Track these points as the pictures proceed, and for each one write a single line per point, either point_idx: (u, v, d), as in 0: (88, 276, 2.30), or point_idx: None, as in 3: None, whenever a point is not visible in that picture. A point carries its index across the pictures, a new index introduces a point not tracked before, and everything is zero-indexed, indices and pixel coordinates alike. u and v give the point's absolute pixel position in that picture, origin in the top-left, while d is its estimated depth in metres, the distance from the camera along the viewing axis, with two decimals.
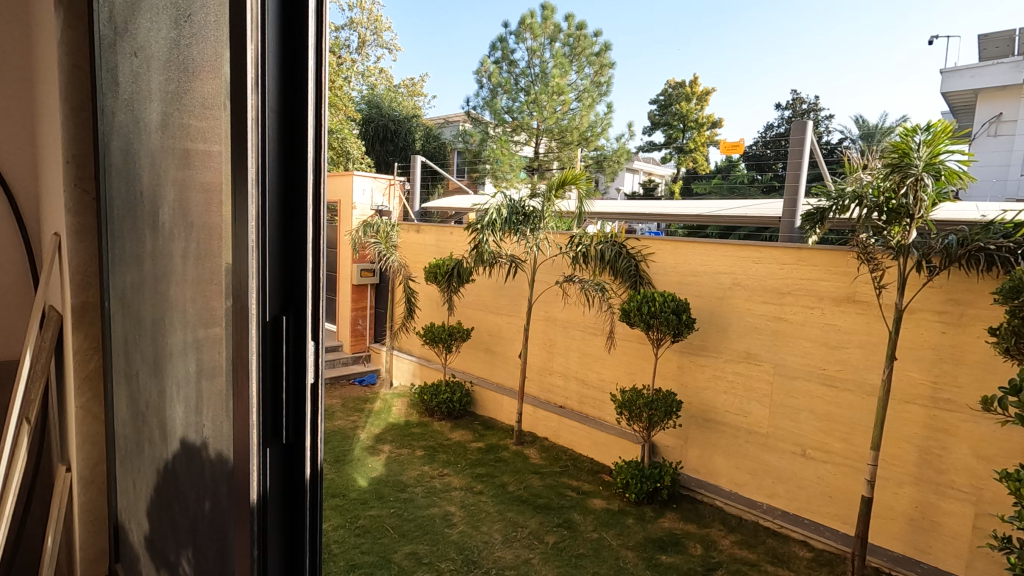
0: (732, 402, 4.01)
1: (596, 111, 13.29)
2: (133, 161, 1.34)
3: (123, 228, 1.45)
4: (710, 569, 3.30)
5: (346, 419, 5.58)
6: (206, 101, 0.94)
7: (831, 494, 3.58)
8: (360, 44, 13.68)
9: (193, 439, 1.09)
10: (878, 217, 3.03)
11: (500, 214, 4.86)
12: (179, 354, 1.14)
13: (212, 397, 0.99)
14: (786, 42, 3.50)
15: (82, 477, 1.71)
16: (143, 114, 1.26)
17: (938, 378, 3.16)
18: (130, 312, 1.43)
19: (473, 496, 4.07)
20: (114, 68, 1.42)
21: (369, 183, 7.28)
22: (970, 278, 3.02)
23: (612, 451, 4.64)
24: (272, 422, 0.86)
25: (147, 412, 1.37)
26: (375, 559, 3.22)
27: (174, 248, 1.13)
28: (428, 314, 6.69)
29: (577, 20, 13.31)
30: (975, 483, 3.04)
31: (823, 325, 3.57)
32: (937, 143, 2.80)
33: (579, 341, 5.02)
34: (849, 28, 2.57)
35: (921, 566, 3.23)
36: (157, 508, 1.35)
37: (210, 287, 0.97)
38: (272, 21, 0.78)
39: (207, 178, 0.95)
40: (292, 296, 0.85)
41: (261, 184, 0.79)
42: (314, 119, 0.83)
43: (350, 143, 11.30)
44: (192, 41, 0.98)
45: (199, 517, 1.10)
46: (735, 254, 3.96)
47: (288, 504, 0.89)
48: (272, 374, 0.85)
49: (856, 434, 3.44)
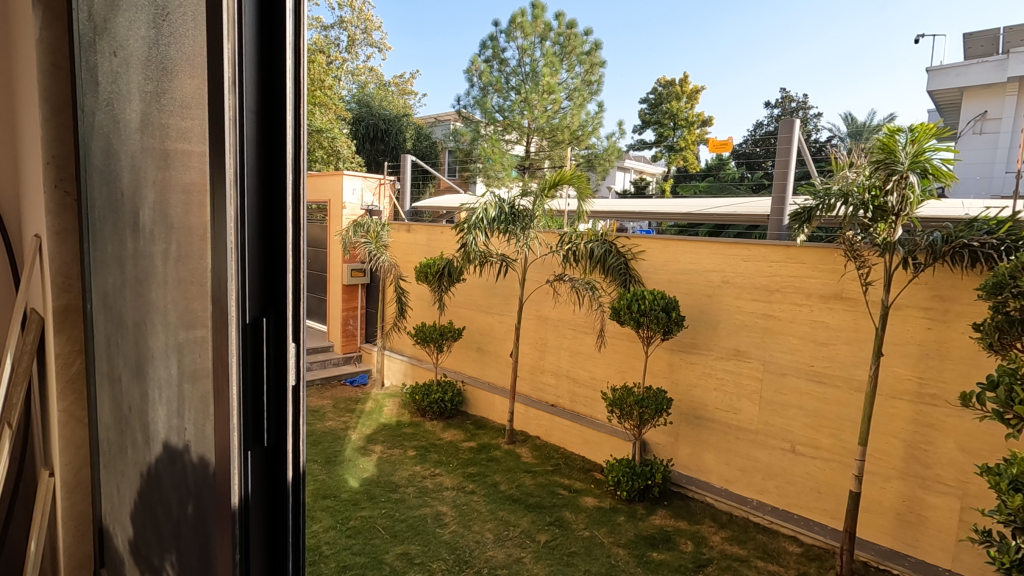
0: (722, 399, 4.04)
1: (586, 109, 13.10)
2: (113, 161, 1.33)
3: (104, 229, 1.43)
4: (702, 565, 3.32)
5: (337, 419, 5.57)
6: (186, 100, 0.92)
7: (820, 489, 3.62)
8: (350, 43, 13.31)
9: (176, 442, 1.09)
10: (864, 214, 3.04)
11: (487, 213, 4.81)
12: (161, 357, 1.13)
13: (194, 401, 0.98)
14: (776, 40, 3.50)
15: (66, 483, 1.69)
16: (123, 114, 1.25)
17: (924, 373, 3.19)
18: (112, 313, 1.42)
19: (465, 496, 4.07)
20: (94, 67, 1.40)
21: (359, 182, 7.24)
22: (954, 274, 3.06)
23: (603, 449, 4.65)
24: (253, 423, 0.85)
25: (129, 415, 1.35)
26: (366, 560, 3.20)
27: (155, 250, 1.12)
28: (420, 314, 6.66)
29: (566, 19, 13.37)
30: (961, 477, 3.08)
31: (811, 322, 3.60)
32: (922, 140, 2.81)
33: (570, 340, 5.04)
34: (836, 27, 2.59)
35: (908, 560, 3.25)
36: (141, 511, 1.34)
37: (191, 289, 0.96)
38: (249, 20, 0.78)
39: (187, 179, 0.94)
40: (273, 296, 0.85)
41: (240, 184, 0.79)
42: (293, 119, 0.82)
43: (340, 142, 11.24)
44: (170, 40, 0.97)
45: (182, 521, 1.09)
46: (724, 252, 3.97)
47: (270, 507, 0.88)
48: (252, 378, 0.84)
49: (844, 430, 3.49)
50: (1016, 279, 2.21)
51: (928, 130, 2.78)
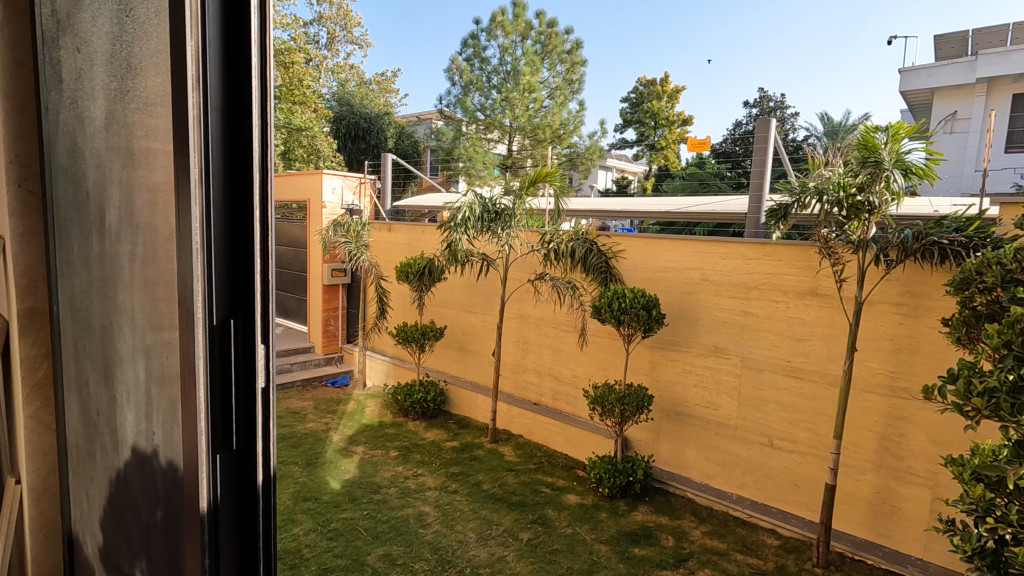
0: (702, 395, 4.09)
1: (568, 108, 13.32)
2: (78, 159, 1.29)
3: (69, 229, 1.38)
4: (682, 560, 3.34)
5: (318, 421, 5.50)
6: (151, 98, 0.91)
7: (798, 482, 3.69)
8: (330, 40, 13.79)
9: (144, 447, 1.07)
10: (839, 212, 3.06)
11: (472, 212, 4.75)
12: (128, 361, 1.10)
13: (162, 404, 0.96)
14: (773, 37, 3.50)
15: (33, 489, 1.61)
16: (88, 112, 1.21)
17: (896, 367, 3.27)
18: (79, 316, 1.38)
19: (447, 496, 4.05)
20: (58, 64, 1.36)
21: (338, 181, 7.17)
22: (924, 270, 3.14)
23: (586, 446, 4.67)
24: (221, 428, 0.84)
25: (97, 419, 1.32)
26: (347, 562, 3.18)
27: (121, 251, 1.09)
28: (402, 314, 6.64)
29: (548, 18, 13.56)
30: (932, 468, 3.17)
31: (788, 318, 3.66)
32: (897, 140, 2.86)
33: (552, 338, 5.06)
34: (816, 28, 2.63)
35: (883, 550, 3.33)
36: (111, 518, 1.31)
37: (158, 291, 0.94)
38: (213, 15, 0.76)
39: (154, 179, 0.92)
40: (241, 297, 0.84)
41: (205, 184, 0.78)
42: (259, 119, 0.82)
43: (321, 141, 11.15)
44: (134, 37, 0.95)
45: (152, 527, 1.07)
46: (703, 250, 4.02)
47: (240, 512, 0.87)
48: (220, 379, 0.83)
49: (820, 424, 3.56)
50: (982, 274, 2.28)
51: (904, 129, 2.83)
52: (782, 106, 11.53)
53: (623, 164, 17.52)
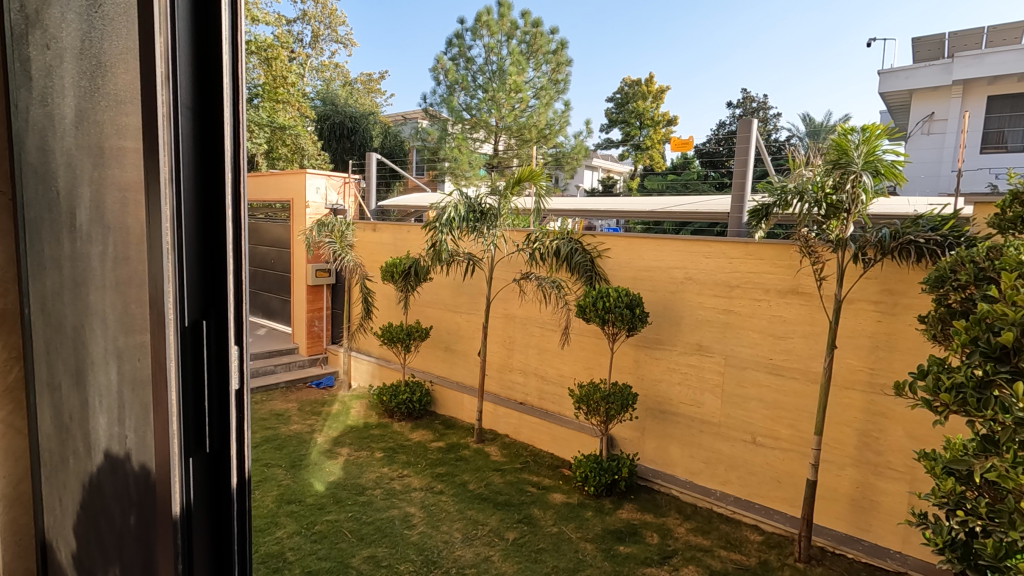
0: (686, 393, 4.12)
1: (553, 108, 13.39)
2: (49, 159, 1.26)
3: (40, 229, 1.34)
4: (667, 557, 3.37)
5: (301, 423, 5.44)
6: (121, 95, 0.89)
7: (780, 478, 3.74)
8: (314, 38, 13.67)
9: (117, 451, 1.05)
10: (817, 212, 3.12)
11: (457, 212, 4.70)
12: (100, 363, 1.09)
13: (134, 407, 0.95)
14: (760, 34, 3.50)
15: (5, 496, 1.48)
16: (58, 110, 1.19)
17: (874, 364, 3.33)
18: (52, 319, 1.34)
19: (433, 496, 4.05)
20: (26, 60, 1.32)
21: (322, 181, 7.09)
22: (902, 269, 3.20)
23: (571, 445, 4.68)
24: (194, 430, 0.83)
25: (70, 422, 1.29)
26: (332, 565, 3.15)
27: (93, 251, 1.07)
28: (387, 314, 6.60)
29: (533, 18, 13.58)
30: (909, 463, 3.23)
31: (770, 316, 3.71)
32: (873, 141, 2.90)
33: (538, 338, 5.07)
34: (802, 30, 2.64)
35: (863, 544, 3.38)
36: (87, 524, 1.26)
37: (130, 292, 0.92)
38: (182, 12, 0.75)
39: (124, 178, 0.90)
40: (213, 298, 0.83)
41: (176, 183, 0.77)
42: (231, 117, 0.81)
43: (305, 139, 11.05)
44: (103, 33, 0.93)
45: (125, 532, 1.05)
46: (687, 249, 4.05)
47: (214, 515, 0.86)
48: (193, 383, 0.82)
49: (802, 420, 3.61)
50: (956, 272, 2.32)
51: (879, 131, 2.86)
52: (764, 107, 11.73)
53: (608, 163, 17.76)
